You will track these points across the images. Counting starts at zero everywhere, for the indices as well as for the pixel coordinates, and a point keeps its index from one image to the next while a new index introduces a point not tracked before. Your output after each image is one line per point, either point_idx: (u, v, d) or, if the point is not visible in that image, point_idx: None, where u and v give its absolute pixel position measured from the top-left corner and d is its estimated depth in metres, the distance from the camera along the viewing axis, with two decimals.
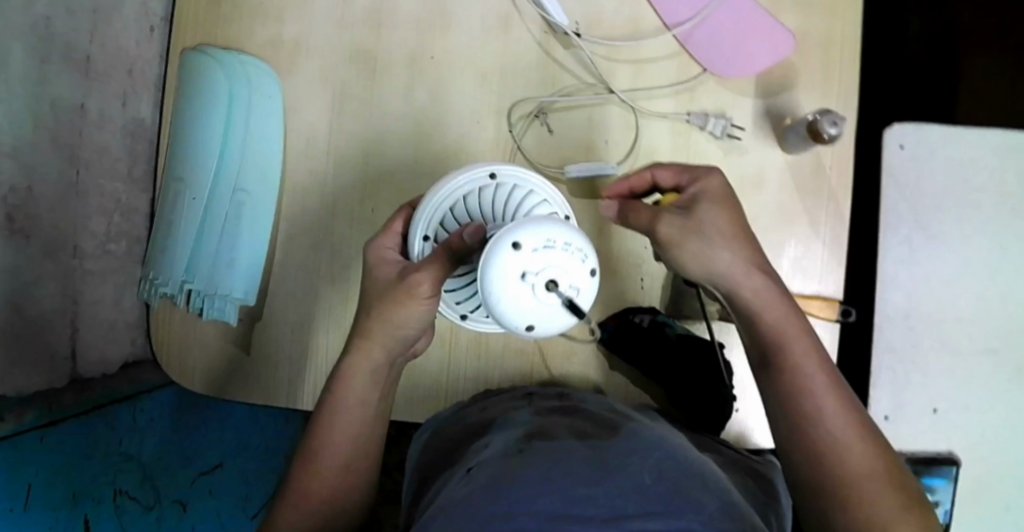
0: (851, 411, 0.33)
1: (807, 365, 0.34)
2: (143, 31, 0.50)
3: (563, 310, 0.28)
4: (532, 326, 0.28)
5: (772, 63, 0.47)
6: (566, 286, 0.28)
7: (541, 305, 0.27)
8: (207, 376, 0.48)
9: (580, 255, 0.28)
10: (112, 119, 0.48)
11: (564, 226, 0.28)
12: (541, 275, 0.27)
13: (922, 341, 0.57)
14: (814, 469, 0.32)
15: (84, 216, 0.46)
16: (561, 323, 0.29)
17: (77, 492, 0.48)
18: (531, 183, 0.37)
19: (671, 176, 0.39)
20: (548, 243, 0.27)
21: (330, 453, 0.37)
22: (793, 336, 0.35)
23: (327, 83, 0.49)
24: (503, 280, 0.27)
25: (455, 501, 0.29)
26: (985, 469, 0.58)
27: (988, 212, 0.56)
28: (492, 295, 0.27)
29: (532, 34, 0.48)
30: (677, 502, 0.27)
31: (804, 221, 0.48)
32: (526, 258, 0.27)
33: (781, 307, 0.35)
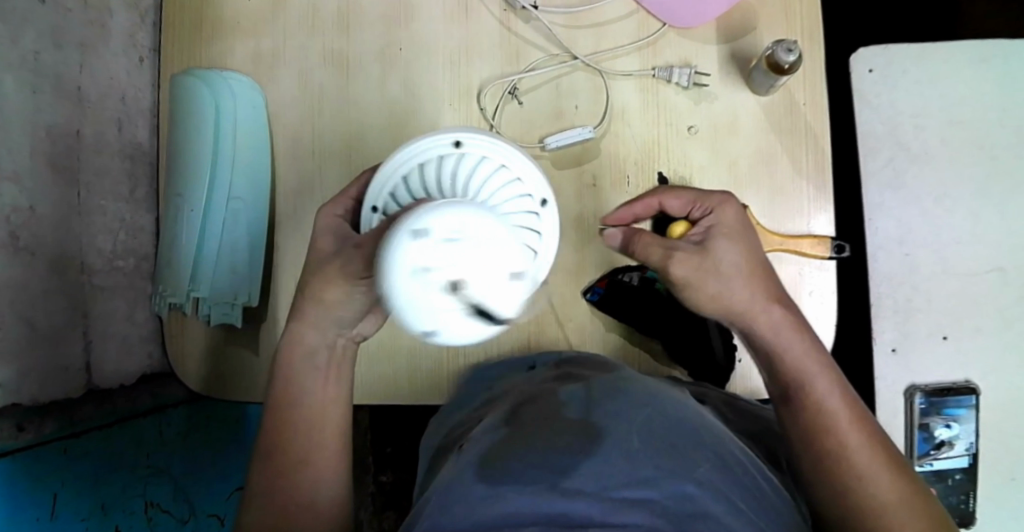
0: (875, 445, 0.35)
1: (826, 393, 0.36)
2: (133, 61, 0.55)
3: (470, 320, 0.24)
4: (433, 333, 0.24)
5: (729, 8, 0.48)
6: (472, 291, 0.23)
7: (439, 307, 0.23)
8: (215, 380, 0.51)
9: (501, 255, 0.24)
10: (109, 144, 0.52)
11: (486, 217, 0.24)
12: (444, 271, 0.23)
13: (921, 265, 0.60)
14: (848, 500, 0.33)
15: (90, 234, 0.51)
16: (470, 335, 0.24)
17: (105, 504, 0.52)
18: (503, 156, 0.37)
19: (680, 204, 0.42)
20: (456, 236, 0.23)
21: (302, 440, 0.38)
22: (813, 370, 0.36)
23: (304, 86, 0.51)
24: (397, 273, 0.23)
25: (448, 481, 0.29)
26: (1007, 392, 0.59)
27: (970, 132, 0.58)
28: (386, 293, 0.24)
29: (492, 13, 0.50)
30: (669, 463, 0.28)
31: (786, 160, 0.48)
32: (428, 250, 0.23)
33: (798, 339, 0.37)
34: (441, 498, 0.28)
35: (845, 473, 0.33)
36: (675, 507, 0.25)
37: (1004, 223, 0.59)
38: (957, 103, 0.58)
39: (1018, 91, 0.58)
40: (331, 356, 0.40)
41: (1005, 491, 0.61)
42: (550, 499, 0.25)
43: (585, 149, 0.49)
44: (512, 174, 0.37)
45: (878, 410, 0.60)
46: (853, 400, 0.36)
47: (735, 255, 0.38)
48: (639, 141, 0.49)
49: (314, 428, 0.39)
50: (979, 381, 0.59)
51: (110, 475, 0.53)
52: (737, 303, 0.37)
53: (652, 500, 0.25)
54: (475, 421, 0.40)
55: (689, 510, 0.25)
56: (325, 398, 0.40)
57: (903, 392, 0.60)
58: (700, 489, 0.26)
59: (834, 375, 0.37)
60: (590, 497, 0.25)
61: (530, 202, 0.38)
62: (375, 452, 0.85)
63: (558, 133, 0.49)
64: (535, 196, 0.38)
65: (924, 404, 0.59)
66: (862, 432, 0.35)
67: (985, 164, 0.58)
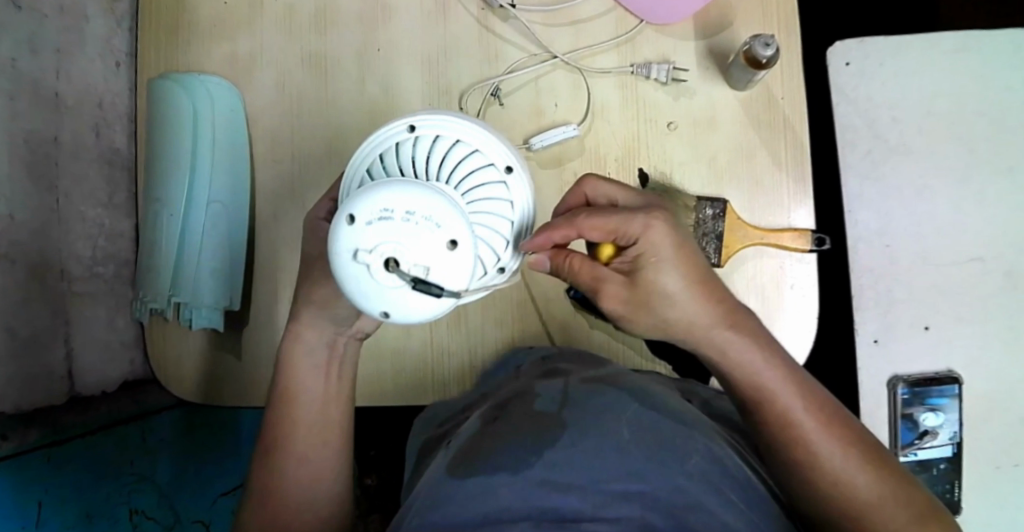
0: (847, 441, 0.35)
1: (794, 405, 0.35)
2: (109, 66, 0.54)
3: (414, 293, 0.25)
4: (388, 313, 0.26)
5: (706, 3, 0.49)
6: (409, 264, 0.25)
7: (381, 288, 0.25)
8: (202, 384, 0.50)
9: (430, 225, 0.25)
10: (88, 149, 0.52)
11: (412, 190, 0.25)
12: (374, 252, 0.25)
13: (901, 257, 0.60)
14: (830, 507, 0.34)
15: (70, 241, 0.50)
16: (420, 308, 0.25)
17: (92, 512, 0.51)
18: (454, 127, 0.31)
19: (601, 229, 0.32)
20: (383, 214, 0.25)
21: (299, 439, 0.39)
22: (775, 385, 0.35)
23: (283, 88, 0.51)
24: (340, 261, 0.25)
25: (435, 476, 0.30)
26: (990, 380, 0.60)
27: (949, 122, 0.59)
28: (342, 280, 0.26)
29: (470, 13, 0.50)
30: (658, 452, 0.29)
31: (764, 154, 0.48)
32: (359, 234, 0.25)
33: (757, 354, 0.35)
34: (428, 493, 0.28)
35: (822, 480, 0.34)
36: (665, 499, 0.26)
37: (983, 212, 0.59)
38: (935, 95, 0.59)
39: (995, 81, 0.58)
40: (331, 353, 0.40)
41: (992, 479, 0.61)
42: (541, 493, 0.26)
43: (566, 147, 0.49)
44: (467, 146, 0.31)
45: (861, 401, 0.61)
46: (820, 401, 0.36)
47: (675, 282, 0.32)
48: (618, 137, 0.49)
49: (311, 425, 0.39)
50: (961, 370, 0.60)
51: (94, 489, 0.52)
52: (700, 325, 0.34)
53: (643, 492, 0.26)
54: (462, 417, 0.40)
55: (679, 501, 0.26)
56: (323, 393, 0.40)
57: (887, 383, 0.60)
58: (690, 481, 0.27)
59: (796, 379, 0.36)
60: (582, 492, 0.26)
61: (496, 175, 0.32)
62: (359, 455, 0.85)
63: (543, 134, 0.49)
64: (500, 164, 0.32)
65: (907, 395, 0.60)
66: (834, 436, 0.34)
67: (964, 155, 0.59)
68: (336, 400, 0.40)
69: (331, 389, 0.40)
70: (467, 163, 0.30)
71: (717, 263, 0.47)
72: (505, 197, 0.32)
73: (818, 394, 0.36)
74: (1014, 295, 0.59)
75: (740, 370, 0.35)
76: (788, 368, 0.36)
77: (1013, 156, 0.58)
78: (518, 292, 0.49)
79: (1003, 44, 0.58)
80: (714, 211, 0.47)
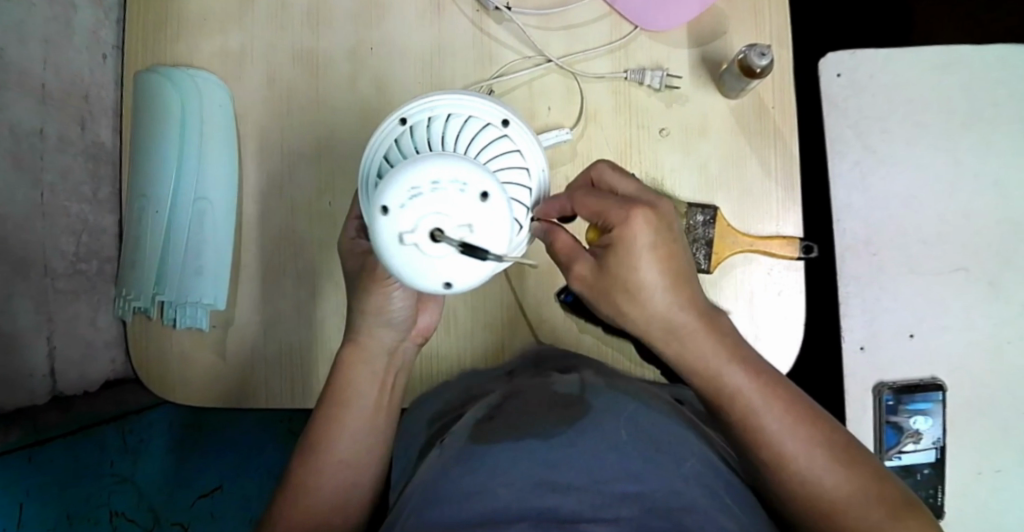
0: (821, 440, 0.34)
1: (760, 407, 0.34)
2: (96, 58, 0.53)
3: (465, 257, 0.26)
4: (451, 285, 0.26)
5: (700, 11, 0.49)
6: (454, 230, 0.25)
7: (434, 263, 0.26)
8: (212, 388, 0.50)
9: (457, 188, 0.25)
10: (73, 143, 0.51)
11: (429, 162, 0.26)
12: (416, 230, 0.25)
13: (886, 266, 0.61)
14: (797, 502, 0.33)
15: (53, 236, 0.49)
16: (476, 268, 0.26)
17: (71, 515, 0.51)
18: (447, 105, 0.34)
19: (587, 210, 0.34)
20: (413, 191, 0.25)
21: (346, 442, 0.39)
22: (738, 386, 0.34)
23: (274, 86, 0.50)
24: (389, 252, 0.26)
25: (431, 477, 0.29)
26: (971, 389, 0.61)
27: (936, 135, 0.60)
28: (398, 272, 0.26)
29: (465, 14, 0.50)
30: (654, 456, 0.29)
31: (755, 162, 0.48)
32: (398, 218, 0.26)
33: (717, 354, 0.34)
34: (425, 490, 0.28)
35: (789, 481, 0.33)
36: (666, 501, 0.26)
37: (968, 224, 0.60)
38: (922, 107, 0.60)
39: (982, 95, 0.59)
40: (389, 362, 0.41)
41: (974, 485, 0.61)
42: (543, 494, 0.26)
43: (560, 152, 0.49)
44: (464, 116, 0.34)
45: (847, 406, 0.62)
46: (789, 400, 0.35)
47: (649, 267, 0.32)
48: (611, 144, 0.49)
49: (362, 430, 0.40)
50: (944, 378, 0.61)
51: (71, 484, 0.52)
52: (675, 325, 0.34)
53: (643, 494, 0.26)
54: (454, 418, 0.40)
55: (675, 504, 0.26)
56: (375, 403, 0.40)
57: (872, 389, 0.61)
58: (687, 484, 0.28)
59: (768, 380, 0.35)
60: (581, 494, 0.26)
61: (496, 133, 0.35)
62: None
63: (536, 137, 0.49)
64: (496, 121, 0.35)
65: (892, 401, 0.61)
66: (802, 434, 0.34)
67: (949, 167, 0.60)
68: (384, 410, 0.41)
69: (383, 396, 0.41)
70: (463, 129, 0.34)
71: (707, 270, 0.48)
72: (512, 150, 0.35)
73: (793, 393, 0.35)
74: (996, 306, 0.60)
75: (701, 372, 0.34)
76: (757, 368, 0.35)
77: (997, 169, 0.59)
78: (506, 296, 0.49)
79: (990, 59, 0.59)
80: (704, 218, 0.47)
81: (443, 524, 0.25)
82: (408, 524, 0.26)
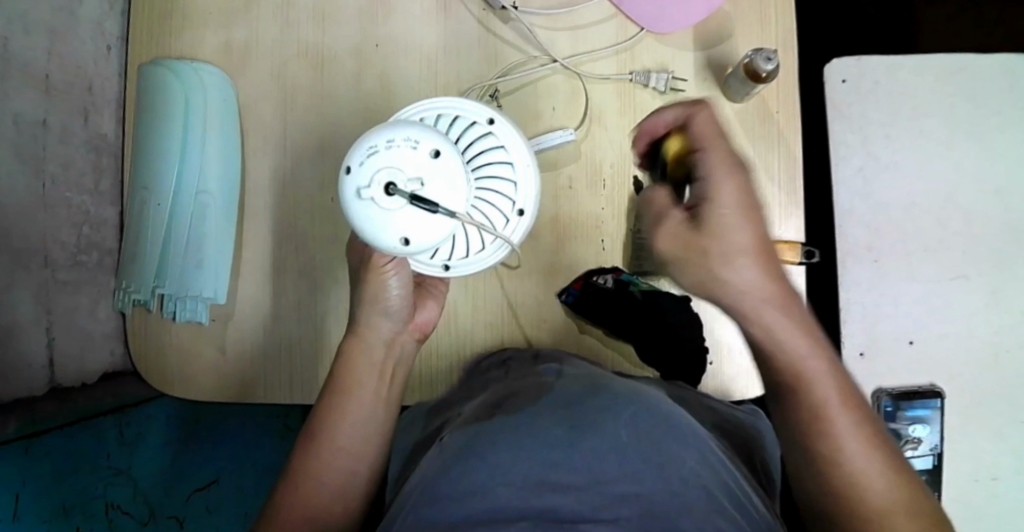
0: (877, 446, 0.32)
1: (830, 398, 0.33)
2: (100, 49, 0.53)
3: (417, 211, 0.29)
4: (406, 240, 0.29)
5: (706, 14, 0.49)
6: (405, 183, 0.29)
7: (389, 215, 0.29)
8: (211, 382, 0.49)
9: (410, 145, 0.29)
10: (75, 134, 0.51)
11: (388, 127, 0.30)
12: (373, 185, 0.29)
13: (887, 272, 0.61)
14: (839, 500, 0.31)
15: (54, 227, 0.49)
16: (428, 222, 0.29)
17: (66, 506, 0.52)
18: (437, 108, 0.36)
19: (699, 137, 0.33)
20: (371, 150, 0.29)
21: (349, 431, 0.39)
22: (812, 372, 0.33)
23: (278, 81, 0.50)
24: (351, 208, 0.30)
25: (430, 474, 0.30)
26: (970, 397, 0.61)
27: (938, 142, 0.60)
28: (361, 228, 0.30)
29: (471, 12, 0.49)
30: (653, 457, 0.29)
31: (758, 166, 0.48)
32: (357, 175, 0.29)
33: (800, 338, 0.33)
34: (424, 488, 0.28)
35: (834, 475, 0.32)
36: (660, 502, 0.26)
37: (970, 232, 0.60)
38: (926, 115, 0.60)
39: (986, 103, 0.59)
40: (387, 352, 0.41)
41: (971, 493, 0.61)
42: (538, 494, 0.26)
43: (563, 152, 0.49)
44: (451, 117, 0.36)
45: None
46: (857, 402, 0.34)
47: (733, 214, 0.30)
48: (616, 146, 0.49)
49: (363, 421, 0.40)
50: (942, 385, 0.61)
51: (69, 473, 0.53)
52: (762, 297, 0.32)
53: (637, 495, 0.26)
54: (454, 414, 0.40)
55: (672, 505, 0.26)
56: (374, 397, 0.40)
57: (872, 394, 0.61)
58: (686, 485, 0.28)
59: (840, 376, 0.33)
60: (580, 493, 0.26)
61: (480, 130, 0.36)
62: None
63: (540, 137, 0.49)
64: (481, 118, 0.36)
65: (891, 407, 0.61)
66: (861, 434, 0.32)
67: (951, 174, 0.60)
68: (384, 404, 0.41)
69: (386, 386, 0.41)
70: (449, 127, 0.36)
71: None
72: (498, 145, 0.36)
73: (857, 394, 0.34)
74: (996, 315, 0.60)
75: (781, 348, 0.33)
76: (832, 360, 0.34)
77: (1000, 178, 0.59)
78: (507, 296, 0.49)
79: (995, 68, 0.59)
80: None
81: (441, 521, 0.25)
82: (409, 522, 0.26)
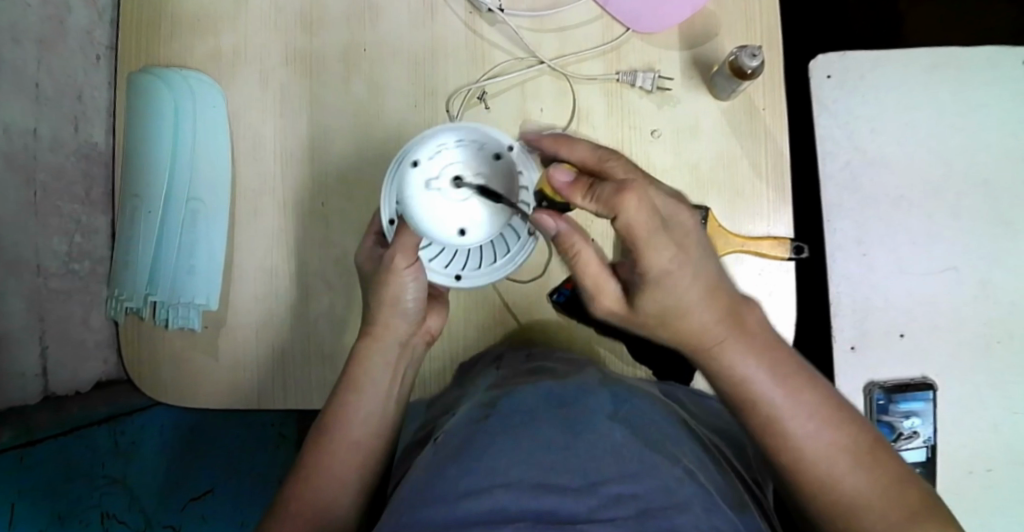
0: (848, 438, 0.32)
1: (805, 408, 0.32)
2: (89, 59, 0.53)
3: (480, 199, 0.36)
4: (463, 229, 0.36)
5: (691, 14, 0.49)
6: (471, 178, 0.36)
7: (456, 201, 0.36)
8: (196, 391, 0.49)
9: (473, 147, 0.37)
10: (65, 143, 0.51)
11: (451, 133, 0.37)
12: (441, 178, 0.36)
13: (876, 265, 0.62)
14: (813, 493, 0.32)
15: (46, 236, 0.50)
16: (485, 210, 0.36)
17: (63, 515, 0.54)
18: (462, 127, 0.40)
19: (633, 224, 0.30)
20: (438, 149, 0.36)
21: (357, 428, 0.39)
22: (766, 390, 0.32)
23: (266, 86, 0.50)
24: (417, 196, 0.36)
25: (427, 477, 0.29)
26: (962, 387, 0.61)
27: (924, 135, 0.60)
28: (421, 214, 0.36)
29: (457, 16, 0.50)
30: (648, 457, 0.29)
31: (745, 162, 0.49)
32: (427, 169, 0.36)
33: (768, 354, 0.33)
34: (422, 489, 0.28)
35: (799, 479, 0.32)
36: (657, 501, 0.26)
37: (958, 224, 0.60)
38: (911, 110, 0.60)
39: (971, 96, 0.60)
40: (400, 352, 0.41)
41: (964, 485, 0.61)
42: (539, 495, 0.26)
43: None
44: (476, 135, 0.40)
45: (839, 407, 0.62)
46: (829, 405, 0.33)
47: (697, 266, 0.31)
48: (604, 144, 0.49)
49: (370, 420, 0.40)
50: (935, 376, 0.61)
51: (61, 486, 0.54)
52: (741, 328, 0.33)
53: (635, 496, 0.26)
54: (445, 416, 0.40)
55: (668, 503, 0.26)
56: (384, 402, 0.41)
57: (862, 388, 0.61)
58: (680, 483, 0.28)
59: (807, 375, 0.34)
60: (580, 494, 0.26)
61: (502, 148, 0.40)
62: None
63: (527, 137, 0.49)
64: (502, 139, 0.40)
65: (883, 400, 0.61)
66: (829, 433, 0.32)
67: (939, 168, 0.60)
68: (387, 407, 0.41)
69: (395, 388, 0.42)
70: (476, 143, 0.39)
71: None
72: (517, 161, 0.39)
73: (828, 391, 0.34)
74: (987, 306, 0.60)
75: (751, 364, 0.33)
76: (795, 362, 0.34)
77: (986, 170, 0.60)
78: (497, 298, 0.49)
79: (978, 60, 0.60)
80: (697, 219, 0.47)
81: (441, 522, 0.25)
82: (402, 523, 0.26)
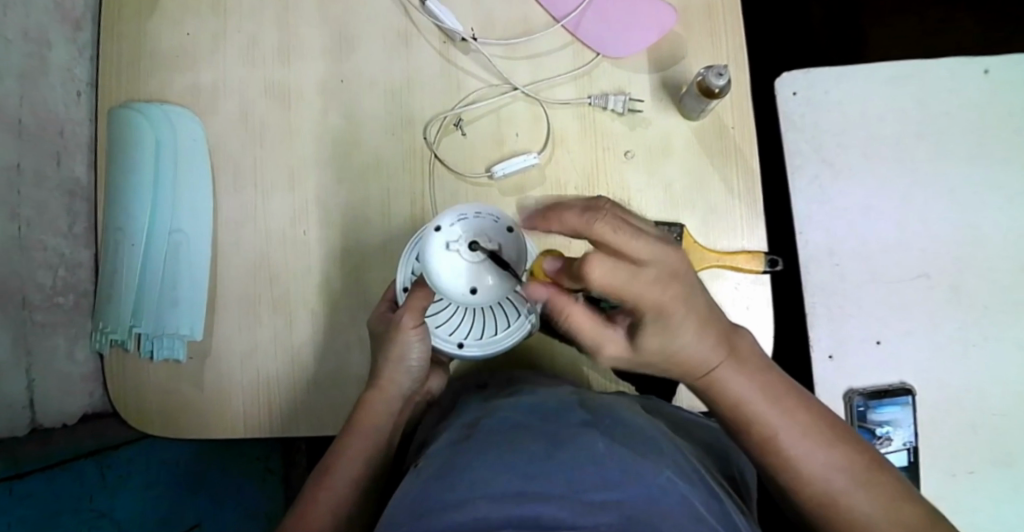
0: (846, 455, 0.33)
1: (790, 432, 0.33)
2: (70, 95, 0.54)
3: (494, 266, 0.35)
4: (474, 288, 0.35)
5: (658, 38, 0.51)
6: (489, 243, 0.35)
7: (472, 265, 0.35)
8: (180, 423, 0.50)
9: (493, 218, 0.36)
10: (48, 179, 0.52)
11: (475, 204, 0.37)
12: (461, 241, 0.35)
13: (849, 274, 0.63)
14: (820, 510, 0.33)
15: (30, 269, 0.50)
16: (497, 277, 0.35)
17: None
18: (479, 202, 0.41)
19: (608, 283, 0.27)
20: (461, 216, 0.36)
21: (349, 467, 0.40)
22: (760, 411, 0.33)
23: (246, 118, 0.51)
24: (436, 256, 0.35)
25: (407, 499, 0.29)
26: (941, 391, 0.62)
27: (891, 146, 0.62)
28: (438, 272, 0.35)
29: (431, 45, 0.51)
30: (632, 465, 0.29)
31: (717, 179, 0.50)
32: (448, 233, 0.35)
33: (748, 382, 0.34)
34: (403, 513, 0.28)
35: (805, 501, 0.33)
36: (643, 509, 0.26)
37: (927, 231, 0.62)
38: (878, 122, 0.62)
39: (933, 106, 0.62)
40: (404, 405, 0.44)
41: (950, 486, 0.62)
42: (520, 504, 0.25)
43: (528, 175, 0.50)
44: None
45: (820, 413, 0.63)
46: (820, 425, 0.34)
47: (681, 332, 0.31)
48: (579, 166, 0.50)
49: (364, 458, 0.41)
50: (913, 381, 0.63)
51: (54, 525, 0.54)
52: (707, 363, 0.33)
53: (620, 502, 0.26)
54: (432, 434, 0.40)
55: (653, 509, 0.26)
56: (386, 439, 0.42)
57: (843, 395, 0.63)
58: (663, 491, 0.28)
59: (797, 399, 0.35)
60: (562, 502, 0.25)
61: None
62: None
63: (503, 162, 0.50)
64: None
65: (863, 407, 0.62)
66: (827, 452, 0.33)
67: (907, 177, 0.62)
68: (386, 442, 0.42)
69: (393, 433, 0.43)
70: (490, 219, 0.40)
71: None
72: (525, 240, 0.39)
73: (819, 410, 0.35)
74: (961, 309, 0.62)
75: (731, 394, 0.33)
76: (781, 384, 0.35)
77: (953, 176, 0.62)
78: None
79: (939, 72, 0.62)
80: (672, 234, 0.48)
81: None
82: None
